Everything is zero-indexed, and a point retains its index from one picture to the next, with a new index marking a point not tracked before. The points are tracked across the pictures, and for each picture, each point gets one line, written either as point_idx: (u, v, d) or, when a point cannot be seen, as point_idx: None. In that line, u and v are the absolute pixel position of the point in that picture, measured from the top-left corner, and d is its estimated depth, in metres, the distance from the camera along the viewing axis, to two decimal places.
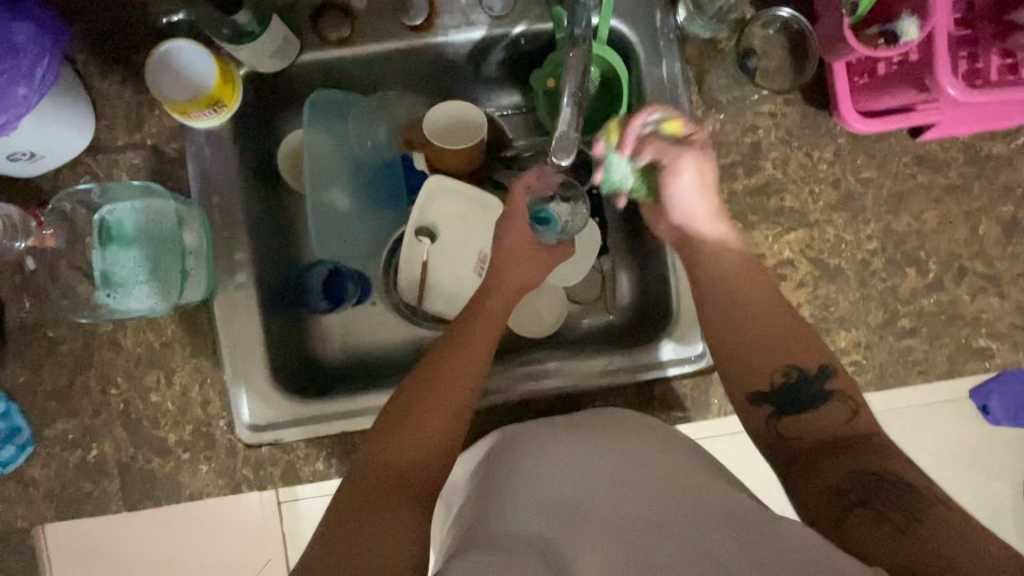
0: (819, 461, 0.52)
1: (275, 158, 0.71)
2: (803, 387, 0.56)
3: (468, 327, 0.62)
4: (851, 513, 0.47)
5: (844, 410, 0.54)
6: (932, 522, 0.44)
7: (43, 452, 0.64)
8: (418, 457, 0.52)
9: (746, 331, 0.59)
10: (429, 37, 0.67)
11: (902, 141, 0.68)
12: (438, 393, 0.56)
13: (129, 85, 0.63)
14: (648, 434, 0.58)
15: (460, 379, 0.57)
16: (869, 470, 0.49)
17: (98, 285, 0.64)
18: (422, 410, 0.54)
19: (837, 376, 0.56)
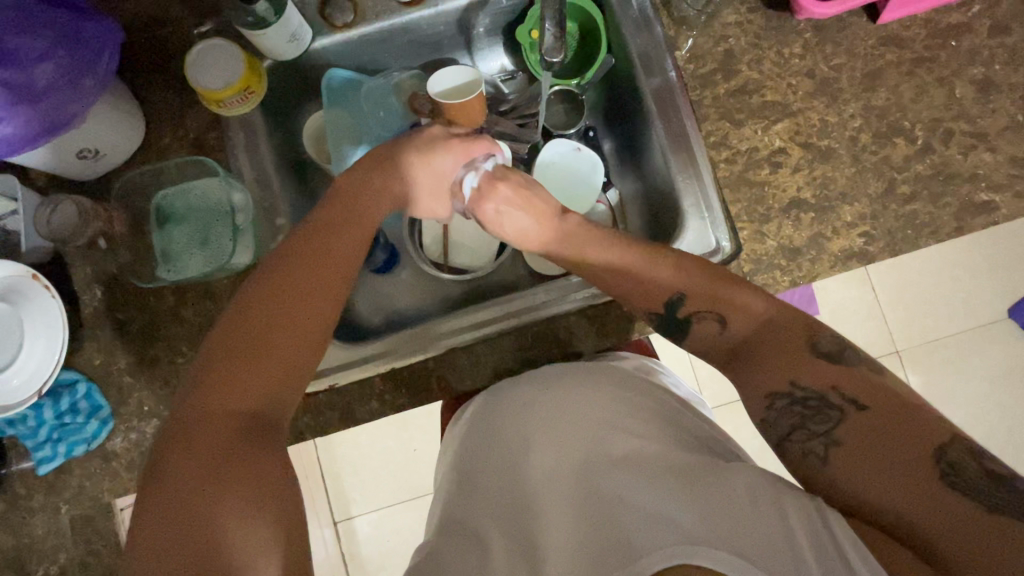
0: (744, 368, 0.57)
1: (301, 140, 0.81)
2: (673, 316, 0.63)
3: (297, 258, 0.59)
4: (786, 445, 0.53)
5: (712, 321, 0.61)
6: (852, 439, 0.49)
7: (122, 425, 0.69)
8: (260, 391, 0.52)
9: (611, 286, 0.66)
10: (424, 8, 0.75)
11: (865, 27, 0.73)
12: (286, 318, 0.55)
13: (171, 87, 0.72)
14: (614, 398, 0.60)
15: (309, 308, 0.56)
16: (784, 385, 0.54)
17: (158, 262, 0.71)
18: (253, 355, 0.53)
19: (693, 293, 0.62)
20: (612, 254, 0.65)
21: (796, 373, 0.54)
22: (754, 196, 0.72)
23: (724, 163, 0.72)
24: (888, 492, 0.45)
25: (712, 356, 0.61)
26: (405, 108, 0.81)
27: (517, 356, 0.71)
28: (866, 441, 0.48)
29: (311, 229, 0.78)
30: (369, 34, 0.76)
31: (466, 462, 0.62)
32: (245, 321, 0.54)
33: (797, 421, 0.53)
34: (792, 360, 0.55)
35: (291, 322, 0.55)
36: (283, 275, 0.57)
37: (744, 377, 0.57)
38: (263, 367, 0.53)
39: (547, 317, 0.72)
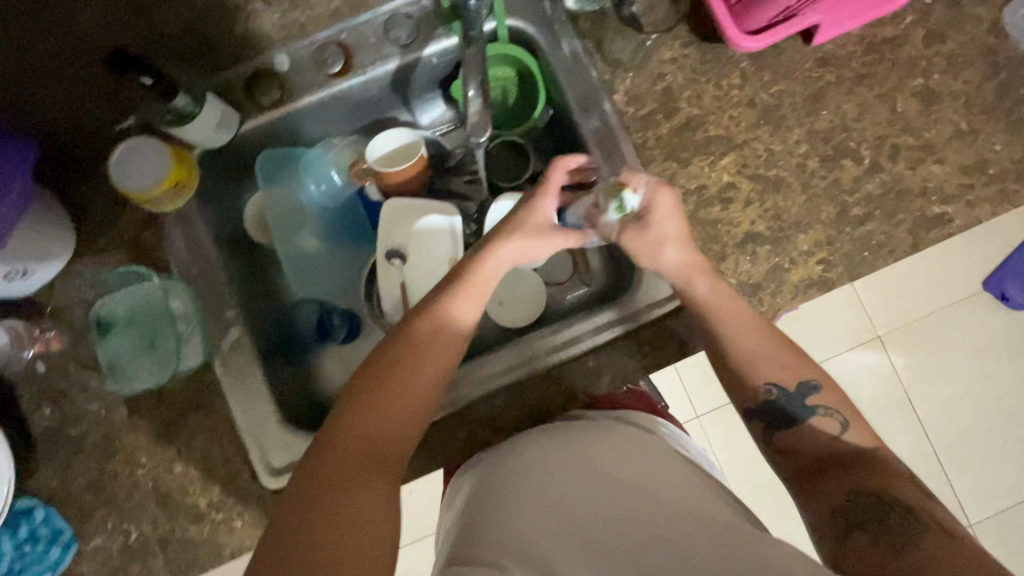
0: (829, 474, 0.59)
1: (243, 222, 0.78)
2: (789, 400, 0.63)
3: (386, 372, 0.58)
4: (850, 537, 0.56)
5: (833, 425, 0.61)
6: (930, 548, 0.51)
7: (87, 546, 0.67)
8: (359, 518, 0.50)
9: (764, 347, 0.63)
10: (353, 77, 0.73)
11: (800, 49, 0.72)
12: (380, 437, 0.56)
13: (98, 188, 0.69)
14: (647, 453, 0.59)
15: (399, 420, 0.57)
16: (871, 491, 0.57)
17: (105, 374, 0.68)
18: (369, 422, 0.56)
19: (821, 392, 0.62)
20: (735, 322, 0.64)
21: (889, 481, 0.57)
22: (708, 235, 0.70)
23: (675, 204, 0.71)
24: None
25: (781, 447, 0.63)
26: (349, 178, 0.79)
27: (489, 426, 0.70)
28: (935, 549, 0.51)
29: (266, 315, 0.76)
30: (299, 109, 0.73)
31: (473, 499, 0.58)
32: (369, 387, 0.58)
33: (874, 520, 0.55)
34: (883, 472, 0.58)
35: (412, 402, 0.57)
36: (434, 337, 0.61)
37: (828, 471, 0.60)
38: (377, 435, 0.56)
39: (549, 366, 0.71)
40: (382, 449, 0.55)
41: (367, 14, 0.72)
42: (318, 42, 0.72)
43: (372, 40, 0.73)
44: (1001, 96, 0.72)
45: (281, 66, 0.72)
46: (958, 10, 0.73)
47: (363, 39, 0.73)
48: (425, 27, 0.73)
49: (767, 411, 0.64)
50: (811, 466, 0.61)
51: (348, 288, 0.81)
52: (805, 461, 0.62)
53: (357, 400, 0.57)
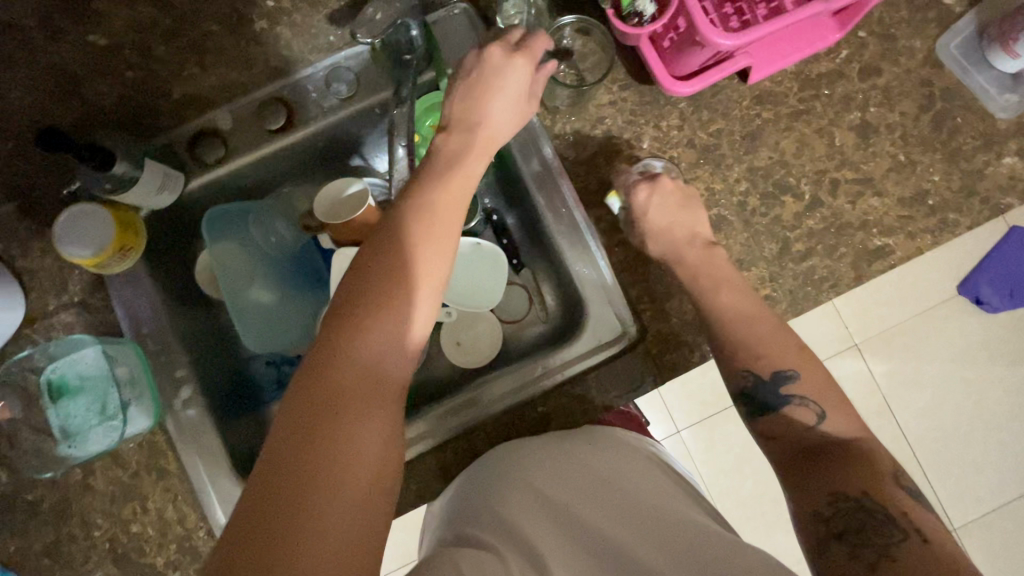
0: (810, 469, 0.59)
1: (194, 277, 0.78)
2: (765, 387, 0.65)
3: (324, 362, 0.46)
4: (832, 543, 0.53)
5: (805, 412, 0.62)
6: (908, 558, 0.48)
7: None
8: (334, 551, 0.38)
9: (742, 330, 0.65)
10: (295, 132, 0.74)
11: (737, 88, 0.73)
12: (318, 452, 0.41)
13: (47, 254, 0.70)
14: (637, 472, 0.63)
15: (359, 418, 0.44)
16: (851, 496, 0.55)
17: (59, 439, 0.69)
18: (330, 416, 0.43)
19: (800, 381, 0.64)
20: (679, 222, 0.70)
21: (861, 482, 0.55)
22: (651, 276, 0.71)
23: (618, 247, 0.72)
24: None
25: (768, 430, 0.65)
26: (300, 229, 0.81)
27: (442, 472, 0.71)
28: (909, 559, 0.48)
29: (222, 368, 0.77)
30: (242, 163, 0.74)
31: (470, 495, 0.62)
32: (332, 353, 0.46)
33: (855, 526, 0.52)
34: (868, 475, 0.56)
35: (372, 383, 0.46)
36: (363, 305, 0.48)
37: (810, 478, 0.58)
38: (299, 461, 0.41)
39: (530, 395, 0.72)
40: (284, 469, 0.40)
41: (307, 70, 0.73)
42: (259, 98, 0.73)
43: (314, 95, 0.74)
44: (936, 127, 0.73)
45: (225, 124, 0.73)
46: (891, 43, 0.74)
47: (303, 94, 0.74)
48: (366, 80, 0.74)
49: (758, 396, 0.65)
50: (801, 453, 0.61)
51: (301, 337, 0.81)
52: (784, 453, 0.62)
53: (308, 394, 0.44)
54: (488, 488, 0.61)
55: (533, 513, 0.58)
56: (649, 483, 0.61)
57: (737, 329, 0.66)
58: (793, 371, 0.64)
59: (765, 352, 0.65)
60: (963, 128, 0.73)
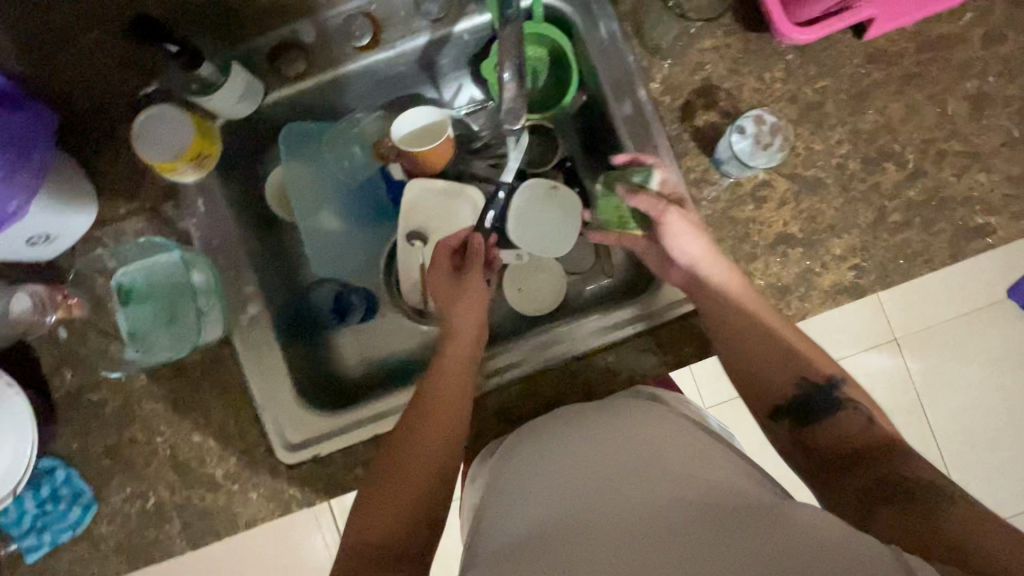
0: (843, 467, 0.54)
1: (264, 195, 0.77)
2: (821, 394, 0.59)
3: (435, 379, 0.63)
4: (874, 513, 0.49)
5: (860, 417, 0.57)
6: (957, 517, 0.44)
7: (106, 509, 0.68)
8: (401, 503, 0.55)
9: (744, 343, 0.62)
10: (381, 51, 0.71)
11: (850, 44, 0.69)
12: (425, 431, 0.59)
13: (121, 155, 0.69)
14: (672, 429, 0.55)
15: (444, 418, 0.60)
16: (885, 474, 0.51)
17: (126, 343, 0.69)
18: (410, 447, 0.58)
19: (849, 387, 0.59)
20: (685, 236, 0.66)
21: (896, 465, 0.51)
22: (738, 235, 0.69)
23: (706, 201, 0.69)
24: (976, 550, 0.41)
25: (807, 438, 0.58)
26: (372, 156, 0.78)
27: (503, 415, 0.70)
28: (951, 513, 0.44)
29: (284, 292, 0.76)
30: (323, 83, 0.72)
31: (494, 496, 0.54)
32: (404, 441, 0.59)
33: (899, 494, 0.48)
34: (908, 456, 0.52)
35: (452, 427, 0.60)
36: (447, 372, 0.64)
37: (847, 470, 0.54)
38: (389, 518, 0.55)
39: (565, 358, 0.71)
40: (391, 541, 0.54)
41: None
42: (345, 12, 0.70)
43: (402, 14, 0.71)
44: None
45: (309, 37, 0.70)
46: (1017, 10, 0.69)
47: (391, 12, 0.70)
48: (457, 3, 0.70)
49: (807, 403, 0.59)
50: (846, 439, 0.56)
51: (365, 267, 0.80)
52: (820, 453, 0.57)
53: (414, 404, 0.62)
54: (511, 485, 0.53)
55: (562, 510, 0.48)
56: (697, 453, 0.52)
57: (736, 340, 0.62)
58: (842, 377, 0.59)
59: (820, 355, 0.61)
60: None
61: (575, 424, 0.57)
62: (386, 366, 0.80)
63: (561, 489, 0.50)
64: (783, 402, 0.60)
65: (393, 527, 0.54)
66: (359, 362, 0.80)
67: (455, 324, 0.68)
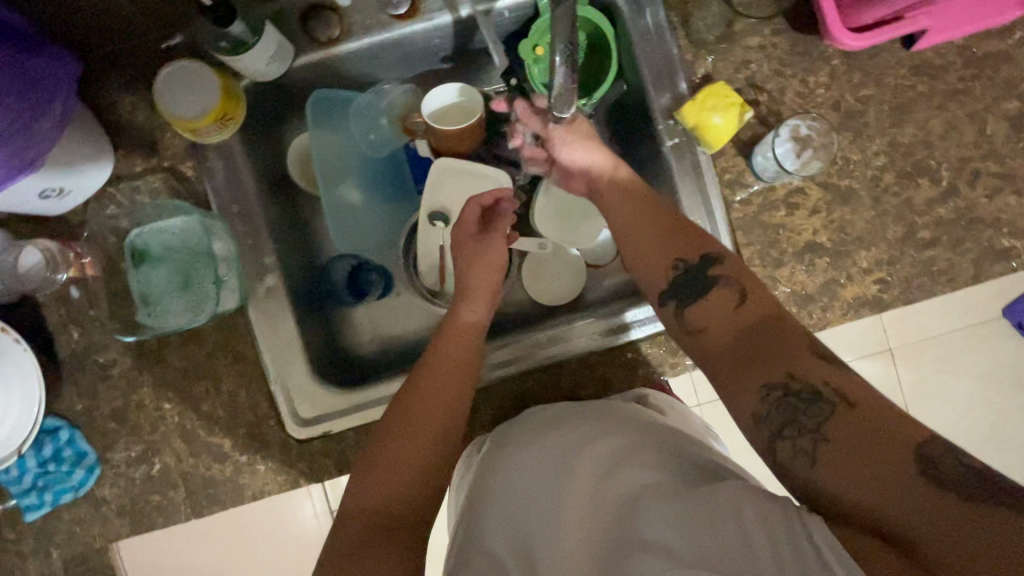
0: (735, 372, 0.50)
1: (285, 162, 0.75)
2: (688, 279, 0.56)
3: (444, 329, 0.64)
4: (777, 445, 0.46)
5: (731, 294, 0.54)
6: (840, 433, 0.43)
7: (110, 472, 0.67)
8: (406, 458, 0.55)
9: (627, 232, 0.61)
10: (418, 22, 0.68)
11: (897, 54, 0.68)
12: (433, 394, 0.58)
13: (140, 112, 0.66)
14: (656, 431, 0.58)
15: (447, 377, 0.60)
16: (778, 376, 0.47)
17: (138, 307, 0.68)
18: (419, 396, 0.58)
19: (725, 264, 0.56)
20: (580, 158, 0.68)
21: (791, 363, 0.48)
22: (767, 239, 0.68)
23: (737, 203, 0.68)
24: (848, 485, 0.42)
25: (696, 325, 0.55)
26: (399, 130, 0.76)
27: (518, 404, 0.70)
28: (849, 436, 0.43)
29: (300, 263, 0.75)
30: (357, 50, 0.69)
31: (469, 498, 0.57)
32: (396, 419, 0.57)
33: (788, 415, 0.46)
34: (785, 353, 0.49)
35: (453, 385, 0.59)
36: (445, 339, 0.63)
37: (728, 355, 0.51)
38: (388, 489, 0.54)
39: (564, 358, 0.70)
40: (396, 506, 0.53)
41: None
42: None
43: None
44: None
45: None
46: None
47: None
48: None
49: (673, 292, 0.57)
50: (718, 341, 0.53)
51: (385, 244, 0.79)
52: (711, 355, 0.53)
53: (422, 358, 0.62)
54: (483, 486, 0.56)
55: (528, 520, 0.52)
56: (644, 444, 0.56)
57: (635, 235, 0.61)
58: (680, 262, 0.57)
59: (670, 251, 0.58)
60: None
61: (534, 424, 0.60)
62: (399, 345, 0.79)
63: (525, 501, 0.54)
64: (666, 283, 0.57)
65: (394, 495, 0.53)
66: (372, 340, 0.79)
67: (472, 278, 0.68)
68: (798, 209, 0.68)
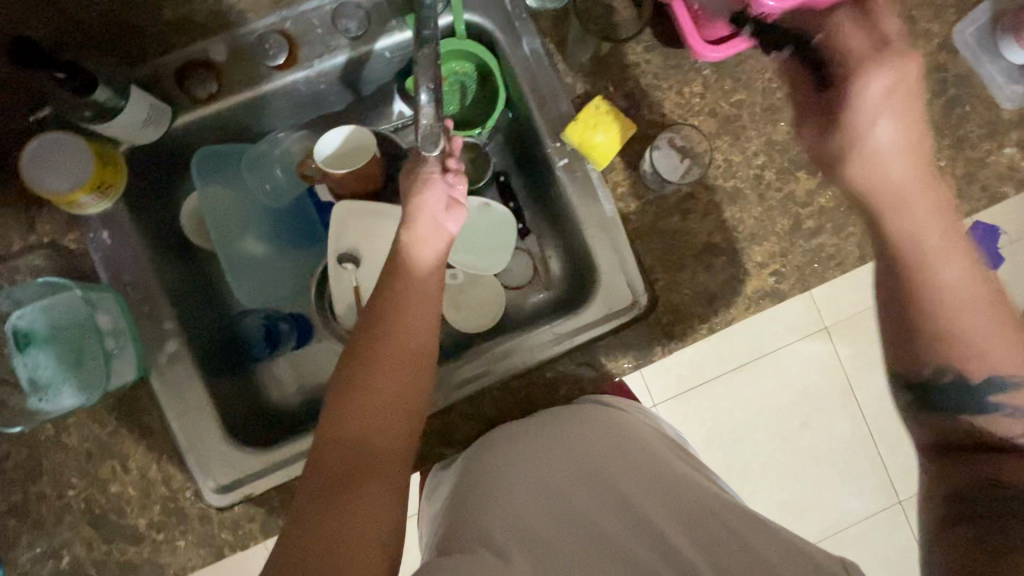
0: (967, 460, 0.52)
1: (179, 221, 0.73)
2: (959, 390, 0.54)
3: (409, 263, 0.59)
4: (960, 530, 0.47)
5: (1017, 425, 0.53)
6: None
7: (14, 573, 0.62)
8: (388, 403, 0.53)
9: (948, 309, 0.51)
10: (298, 70, 0.68)
11: (762, 59, 0.72)
12: (404, 330, 0.55)
13: (11, 188, 0.63)
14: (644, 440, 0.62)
15: (420, 316, 0.56)
16: (988, 481, 0.48)
17: (28, 392, 0.63)
18: (395, 333, 0.55)
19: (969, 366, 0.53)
20: (868, 175, 0.51)
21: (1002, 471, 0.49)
22: (665, 246, 0.70)
23: (632, 214, 0.70)
24: None
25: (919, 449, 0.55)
26: (296, 176, 0.75)
27: (441, 437, 0.68)
28: None
29: (208, 322, 0.73)
30: (239, 104, 0.68)
31: (455, 494, 0.59)
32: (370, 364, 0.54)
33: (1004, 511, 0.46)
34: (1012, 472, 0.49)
35: (423, 317, 0.57)
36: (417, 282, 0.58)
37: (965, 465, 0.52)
38: (358, 429, 0.51)
39: (485, 385, 0.70)
40: (372, 450, 0.51)
41: (312, 2, 0.67)
42: (259, 30, 0.67)
43: (318, 30, 0.68)
44: (948, 113, 0.73)
45: (219, 56, 0.66)
46: (910, 26, 0.74)
47: (307, 29, 0.68)
48: (376, 18, 0.68)
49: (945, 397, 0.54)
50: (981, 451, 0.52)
51: (295, 291, 0.77)
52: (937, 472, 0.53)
53: (388, 293, 0.57)
54: (469, 482, 0.58)
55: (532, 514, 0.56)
56: (624, 437, 0.61)
57: (972, 311, 0.51)
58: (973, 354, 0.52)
59: (926, 348, 0.54)
60: (972, 116, 0.73)
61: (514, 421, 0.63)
62: (324, 392, 0.77)
63: (528, 498, 0.57)
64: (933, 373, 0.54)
65: (370, 433, 0.52)
66: (295, 390, 0.77)
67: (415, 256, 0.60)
68: (691, 214, 0.70)
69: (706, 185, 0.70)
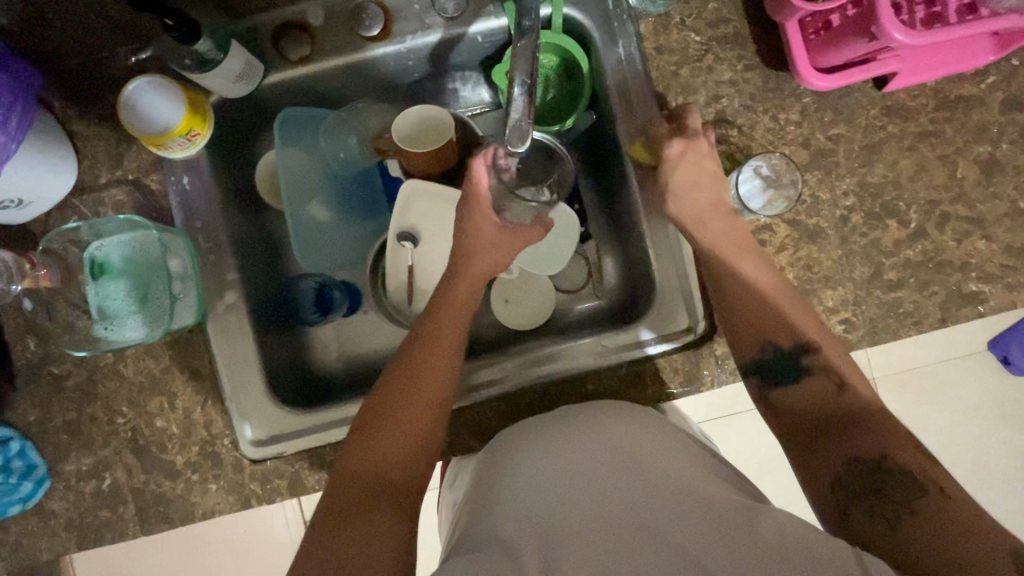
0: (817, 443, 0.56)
1: (254, 178, 0.75)
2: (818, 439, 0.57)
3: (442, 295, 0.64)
4: (851, 512, 0.50)
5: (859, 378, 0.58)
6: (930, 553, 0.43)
7: (60, 485, 0.66)
8: (412, 426, 0.55)
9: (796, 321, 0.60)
10: (390, 44, 0.68)
11: (869, 94, 0.68)
12: (426, 352, 0.59)
13: (107, 124, 0.66)
14: (677, 446, 0.55)
15: (443, 341, 0.60)
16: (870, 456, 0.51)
17: (96, 319, 0.67)
18: (417, 361, 0.58)
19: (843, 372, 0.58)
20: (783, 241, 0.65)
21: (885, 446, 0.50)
22: None
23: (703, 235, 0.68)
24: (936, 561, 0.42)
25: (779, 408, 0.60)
26: (370, 150, 0.76)
27: (472, 430, 0.68)
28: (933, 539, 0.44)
29: (266, 280, 0.75)
30: (328, 68, 0.69)
31: (473, 486, 0.55)
32: (389, 405, 0.56)
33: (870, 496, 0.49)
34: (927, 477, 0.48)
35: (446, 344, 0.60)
36: (439, 321, 0.62)
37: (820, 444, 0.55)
38: (377, 464, 0.53)
39: (524, 382, 0.70)
40: (391, 474, 0.53)
41: None
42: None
43: (416, 6, 0.67)
44: None
45: (315, 20, 0.67)
46: None
47: (404, 4, 0.67)
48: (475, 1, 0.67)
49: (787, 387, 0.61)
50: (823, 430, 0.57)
51: (353, 260, 0.79)
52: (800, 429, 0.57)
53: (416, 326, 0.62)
54: (486, 477, 0.55)
55: (539, 502, 0.50)
56: (649, 436, 0.54)
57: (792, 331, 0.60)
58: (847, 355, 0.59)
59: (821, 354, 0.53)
60: None
61: (538, 420, 0.59)
62: (366, 363, 0.79)
63: (536, 486, 0.51)
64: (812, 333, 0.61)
65: (387, 458, 0.53)
66: (338, 357, 0.79)
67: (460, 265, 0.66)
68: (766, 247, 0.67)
69: (785, 218, 0.67)
